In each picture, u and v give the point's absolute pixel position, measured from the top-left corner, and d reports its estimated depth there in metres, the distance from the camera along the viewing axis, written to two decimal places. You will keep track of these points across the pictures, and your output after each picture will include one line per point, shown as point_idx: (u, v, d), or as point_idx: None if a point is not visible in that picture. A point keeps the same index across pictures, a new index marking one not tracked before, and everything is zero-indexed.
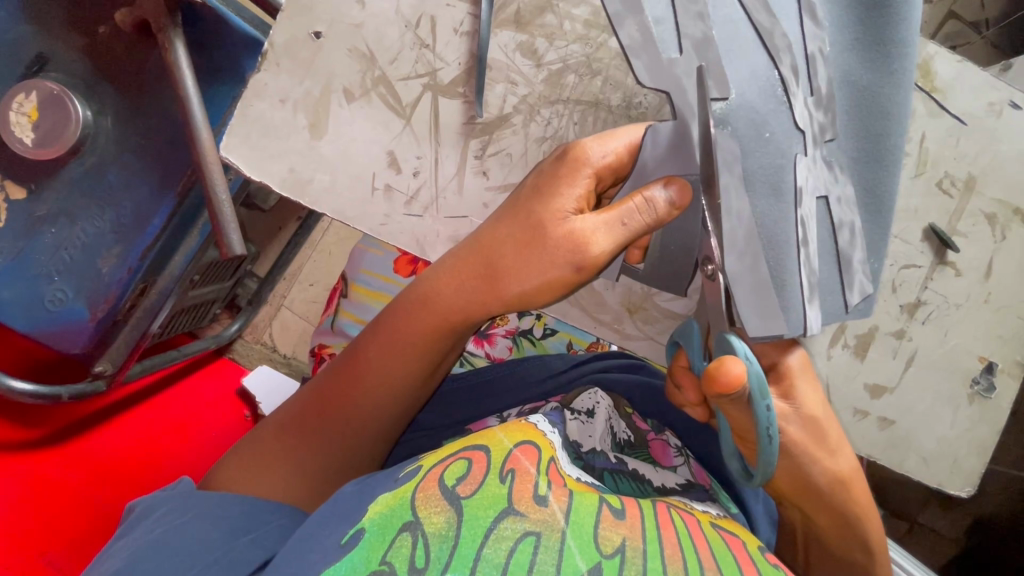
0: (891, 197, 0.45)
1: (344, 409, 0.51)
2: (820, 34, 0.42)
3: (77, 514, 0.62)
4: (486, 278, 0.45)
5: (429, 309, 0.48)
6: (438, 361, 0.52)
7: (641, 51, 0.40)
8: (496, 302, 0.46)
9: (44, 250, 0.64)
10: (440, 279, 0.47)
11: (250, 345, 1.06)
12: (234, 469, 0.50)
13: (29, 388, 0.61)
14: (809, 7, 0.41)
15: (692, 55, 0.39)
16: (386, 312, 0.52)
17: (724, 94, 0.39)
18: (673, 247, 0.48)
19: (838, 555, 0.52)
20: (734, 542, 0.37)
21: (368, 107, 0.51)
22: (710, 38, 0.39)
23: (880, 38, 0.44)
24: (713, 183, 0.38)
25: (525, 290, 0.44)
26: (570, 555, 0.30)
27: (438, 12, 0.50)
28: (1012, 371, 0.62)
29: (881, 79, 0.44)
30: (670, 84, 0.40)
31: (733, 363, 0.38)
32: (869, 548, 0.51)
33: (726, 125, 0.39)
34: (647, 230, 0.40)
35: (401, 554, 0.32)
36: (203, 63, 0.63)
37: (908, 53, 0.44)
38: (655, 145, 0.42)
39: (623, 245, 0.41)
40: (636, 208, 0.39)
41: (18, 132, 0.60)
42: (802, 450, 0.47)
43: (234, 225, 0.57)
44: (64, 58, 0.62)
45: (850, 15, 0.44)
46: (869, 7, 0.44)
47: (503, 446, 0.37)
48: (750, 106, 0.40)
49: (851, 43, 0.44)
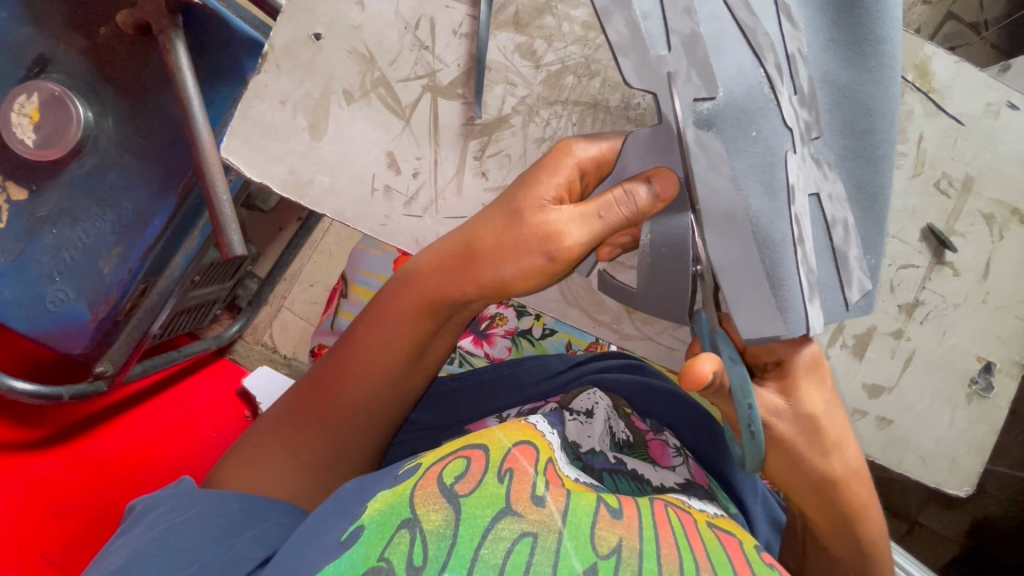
0: (883, 193, 0.46)
1: (331, 395, 0.52)
2: (796, 37, 0.42)
3: (76, 514, 0.62)
4: (462, 261, 0.45)
5: (414, 294, 0.48)
6: (422, 349, 0.52)
7: (630, 49, 0.39)
8: (475, 287, 0.46)
9: (45, 250, 0.64)
10: (423, 264, 0.48)
11: (250, 346, 1.07)
12: (235, 458, 0.51)
13: (29, 388, 0.61)
14: (787, 10, 0.42)
15: (680, 52, 0.39)
16: (375, 301, 0.53)
17: (713, 93, 0.39)
18: (665, 249, 0.44)
19: (833, 561, 0.52)
20: (730, 542, 0.37)
21: (368, 108, 0.51)
22: (697, 35, 0.38)
23: (859, 36, 0.45)
24: (695, 186, 0.40)
25: (503, 277, 0.44)
26: (567, 556, 0.31)
27: (437, 14, 0.51)
28: (1009, 371, 0.62)
29: (862, 77, 0.45)
30: (657, 86, 0.39)
31: (701, 362, 0.39)
32: (863, 552, 0.51)
33: (712, 127, 0.39)
34: (627, 221, 0.40)
35: (399, 551, 0.32)
36: (203, 64, 0.64)
37: (883, 43, 0.45)
38: (637, 151, 0.43)
39: (599, 238, 0.41)
40: (615, 199, 0.40)
41: (19, 133, 0.61)
42: (801, 448, 0.47)
43: (235, 225, 0.57)
44: (65, 59, 0.62)
45: (826, 15, 0.45)
46: (844, 6, 0.45)
47: (501, 446, 0.37)
48: (737, 105, 0.39)
49: (829, 43, 0.45)
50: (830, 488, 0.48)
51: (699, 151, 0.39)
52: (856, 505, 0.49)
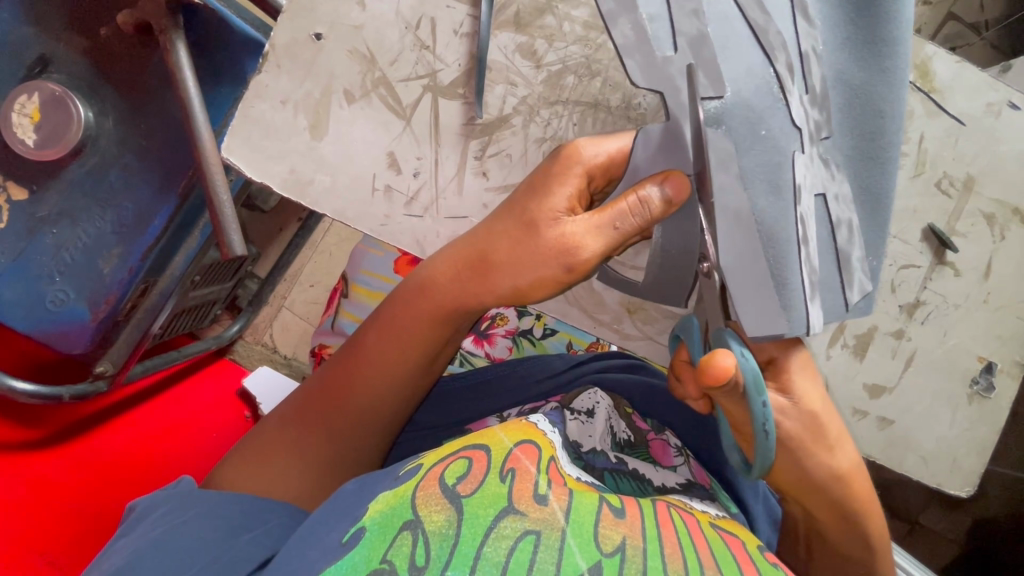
0: (887, 196, 0.46)
1: (342, 400, 0.51)
2: (813, 33, 0.42)
3: (77, 515, 0.62)
4: (476, 270, 0.46)
5: (427, 302, 0.49)
6: (433, 355, 0.52)
7: (635, 50, 0.38)
8: (489, 294, 0.46)
9: (46, 251, 0.64)
10: (435, 272, 0.48)
11: (251, 346, 1.06)
12: (237, 464, 0.50)
13: (30, 389, 0.61)
14: (802, 7, 0.41)
15: (687, 52, 0.39)
16: (382, 306, 0.53)
17: (720, 92, 0.39)
18: (673, 249, 0.46)
19: (844, 554, 0.52)
20: (734, 542, 0.37)
21: (368, 108, 0.51)
22: (705, 35, 0.38)
23: (874, 38, 0.45)
24: (708, 182, 0.39)
25: (517, 285, 0.44)
26: (571, 554, 0.30)
27: (438, 14, 0.51)
28: (1010, 371, 0.62)
29: (874, 78, 0.45)
30: (664, 85, 0.39)
31: (721, 356, 0.40)
32: (869, 545, 0.51)
33: (721, 124, 0.39)
34: (641, 227, 0.40)
35: (401, 552, 0.32)
36: (204, 64, 0.64)
37: (897, 52, 0.45)
38: (647, 146, 0.42)
39: (614, 246, 0.41)
40: (626, 209, 0.39)
41: (19, 134, 0.61)
42: (801, 446, 0.47)
43: (235, 225, 0.57)
44: (65, 59, 0.62)
45: (842, 14, 0.45)
46: (861, 6, 0.45)
47: (504, 446, 0.37)
48: (746, 104, 0.40)
49: (843, 42, 0.45)
50: (832, 488, 0.48)
51: (711, 149, 0.38)
52: (862, 497, 0.49)
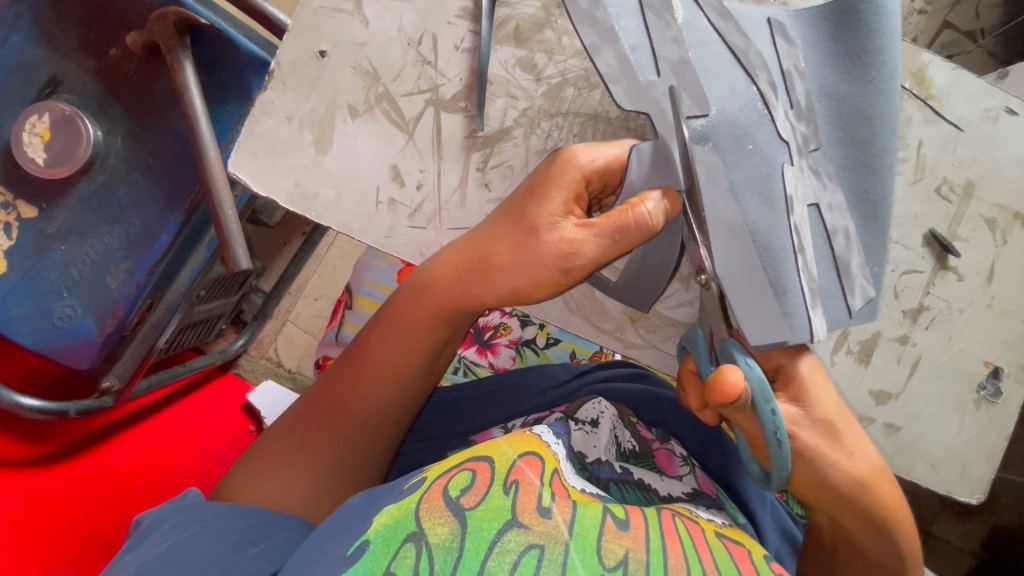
0: (883, 203, 0.46)
1: (346, 406, 0.52)
2: (792, 52, 0.44)
3: (80, 532, 0.62)
4: (476, 274, 0.46)
5: (427, 306, 0.49)
6: (433, 358, 0.52)
7: (619, 76, 0.39)
8: (491, 296, 0.46)
9: (54, 267, 0.65)
10: (435, 276, 0.48)
11: (256, 360, 1.07)
12: (242, 474, 0.50)
13: (36, 405, 0.62)
14: (780, 28, 0.45)
15: (670, 75, 0.40)
16: (383, 311, 0.53)
17: (705, 110, 0.40)
18: (652, 261, 0.49)
19: (872, 563, 0.51)
20: (738, 552, 0.37)
21: (371, 122, 0.52)
22: (687, 60, 0.40)
23: (857, 49, 0.46)
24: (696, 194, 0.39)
25: (518, 287, 0.44)
26: (573, 568, 0.30)
27: (439, 30, 0.52)
28: (1017, 376, 0.62)
29: (861, 89, 0.46)
30: (650, 106, 0.39)
31: (731, 372, 0.40)
32: (899, 555, 0.50)
33: (707, 141, 0.40)
34: (641, 241, 0.40)
35: (404, 565, 0.32)
36: (210, 83, 0.65)
37: (886, 54, 0.46)
38: (640, 164, 0.41)
39: (613, 254, 0.41)
40: (632, 224, 0.39)
41: (29, 153, 0.61)
42: (811, 453, 0.46)
43: (240, 240, 0.57)
44: (76, 80, 0.64)
45: (821, 31, 0.46)
46: (840, 22, 0.46)
47: (507, 457, 0.37)
48: (731, 120, 0.41)
49: (825, 57, 0.46)
50: (845, 496, 0.47)
51: (698, 163, 0.38)
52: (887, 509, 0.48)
